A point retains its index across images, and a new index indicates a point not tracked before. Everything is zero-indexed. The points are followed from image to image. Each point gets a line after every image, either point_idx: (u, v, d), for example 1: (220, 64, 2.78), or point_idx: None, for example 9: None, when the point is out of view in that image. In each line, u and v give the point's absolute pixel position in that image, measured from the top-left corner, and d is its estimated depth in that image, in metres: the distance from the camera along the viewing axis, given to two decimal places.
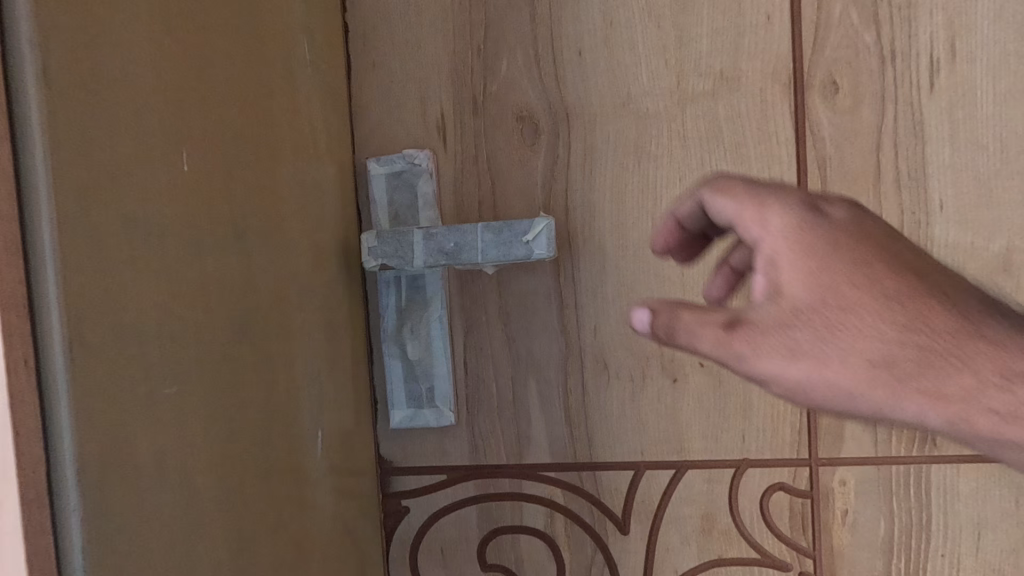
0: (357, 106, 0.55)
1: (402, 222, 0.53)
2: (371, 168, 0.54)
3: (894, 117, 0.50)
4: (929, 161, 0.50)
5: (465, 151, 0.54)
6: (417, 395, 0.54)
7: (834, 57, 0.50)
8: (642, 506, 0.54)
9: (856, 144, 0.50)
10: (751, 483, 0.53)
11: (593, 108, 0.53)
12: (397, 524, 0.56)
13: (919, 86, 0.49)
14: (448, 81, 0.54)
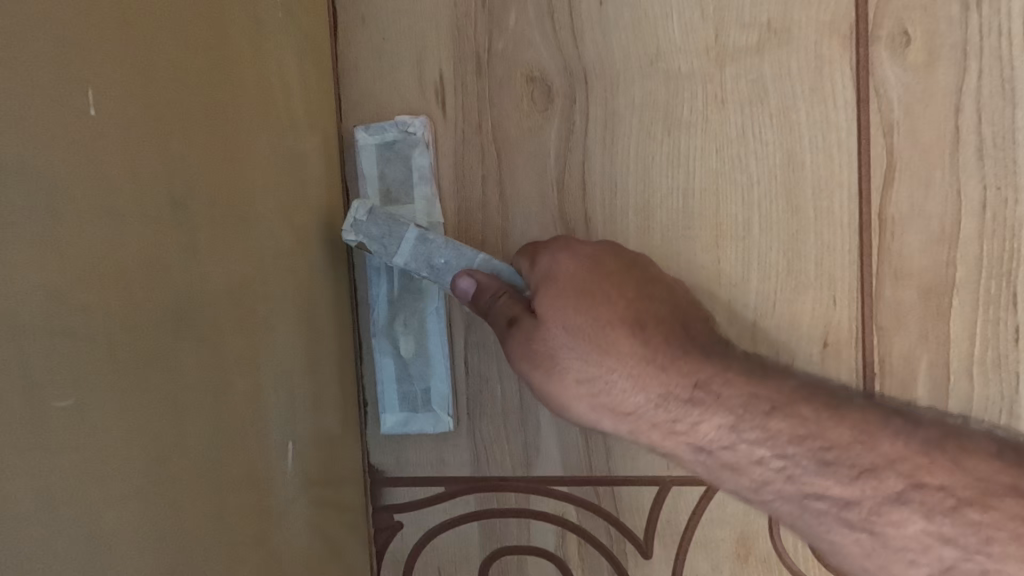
0: (345, 67, 0.48)
1: (395, 200, 0.47)
2: (359, 137, 0.47)
3: (977, 73, 0.42)
4: (1020, 126, 0.41)
5: (467, 119, 0.47)
6: (411, 397, 0.48)
7: (905, 2, 0.42)
8: (668, 527, 0.47)
9: (930, 107, 0.42)
10: None
11: (615, 67, 0.45)
12: (389, 541, 0.50)
13: (1011, 36, 0.41)
14: (448, 37, 0.47)
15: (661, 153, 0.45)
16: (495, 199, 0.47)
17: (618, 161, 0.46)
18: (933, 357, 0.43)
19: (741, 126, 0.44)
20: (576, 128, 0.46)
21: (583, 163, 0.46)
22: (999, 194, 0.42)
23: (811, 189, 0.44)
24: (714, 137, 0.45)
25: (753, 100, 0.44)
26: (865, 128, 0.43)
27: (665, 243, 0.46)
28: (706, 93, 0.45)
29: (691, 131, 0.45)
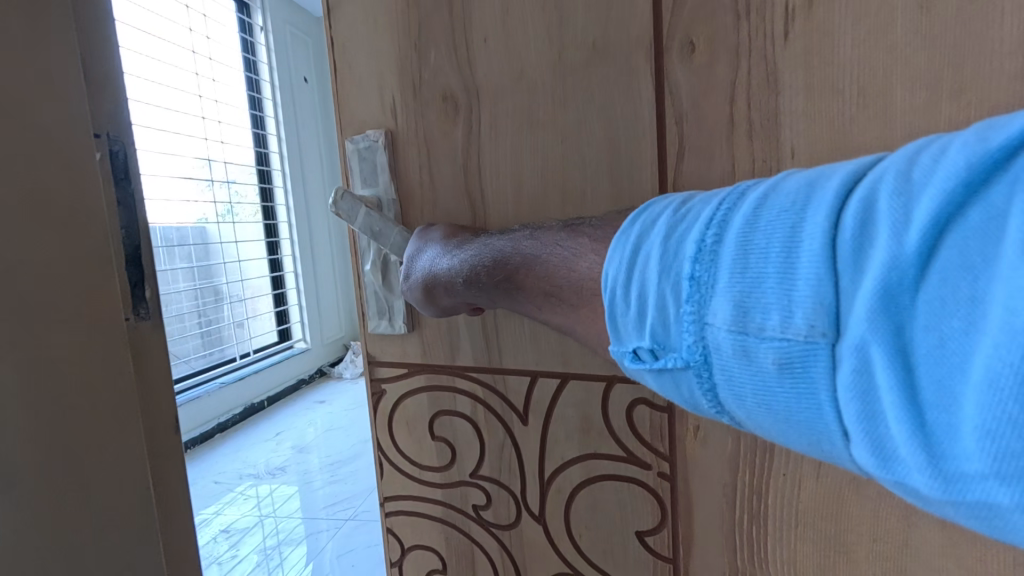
0: (341, 97, 0.74)
1: (368, 185, 0.74)
2: (349, 146, 0.74)
3: (747, 70, 0.53)
4: (781, 110, 0.52)
5: (410, 127, 0.71)
6: (382, 310, 0.76)
7: (691, 18, 0.54)
8: (538, 405, 0.69)
9: (709, 98, 0.55)
10: (620, 395, 0.64)
11: (495, 85, 0.65)
12: (379, 401, 0.80)
13: (772, 37, 0.51)
14: (397, 73, 0.70)
15: (526, 146, 0.64)
16: (426, 181, 0.71)
17: (500, 152, 0.66)
18: None
19: (578, 122, 0.61)
20: (473, 130, 0.67)
21: (479, 154, 0.67)
22: (765, 166, 0.53)
23: (626, 167, 0.59)
24: (560, 131, 0.62)
25: (586, 102, 0.60)
26: (662, 119, 0.57)
27: (531, 207, 0.65)
28: (554, 99, 0.62)
29: (545, 128, 0.63)
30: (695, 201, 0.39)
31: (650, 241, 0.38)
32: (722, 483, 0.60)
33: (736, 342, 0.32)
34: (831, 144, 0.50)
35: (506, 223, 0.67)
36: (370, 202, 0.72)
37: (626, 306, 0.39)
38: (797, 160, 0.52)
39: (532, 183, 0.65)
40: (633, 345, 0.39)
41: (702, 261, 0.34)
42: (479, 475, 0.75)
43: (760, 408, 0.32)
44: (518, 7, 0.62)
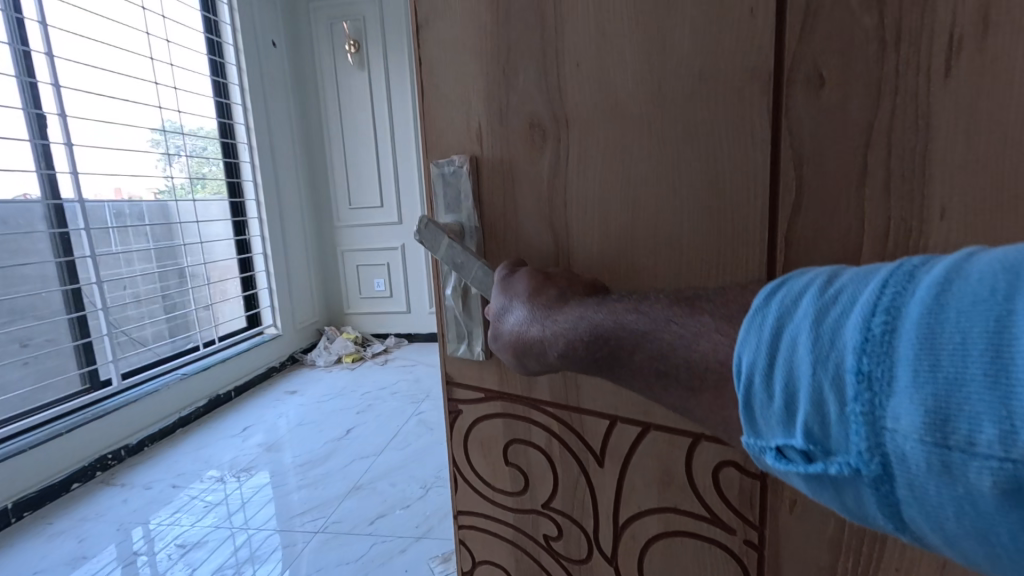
0: (424, 116, 0.72)
1: (452, 212, 0.71)
2: (434, 170, 0.72)
3: (891, 111, 0.45)
4: (931, 159, 0.44)
5: (494, 153, 0.68)
6: (461, 333, 0.74)
7: (822, 48, 0.47)
8: (615, 449, 0.66)
9: (838, 141, 0.47)
10: (705, 453, 0.60)
11: (587, 114, 0.60)
12: (455, 420, 0.80)
13: (928, 73, 0.43)
14: (483, 96, 0.67)
15: (616, 181, 0.60)
16: (512, 212, 0.68)
17: (587, 189, 0.62)
18: None
19: (679, 159, 0.56)
20: (560, 161, 0.64)
21: (565, 190, 0.64)
22: (904, 225, 0.46)
23: (734, 213, 0.54)
24: (659, 168, 0.57)
25: (688, 138, 0.55)
26: (779, 162, 0.51)
27: (622, 245, 0.61)
28: (651, 134, 0.57)
29: (641, 162, 0.58)
30: (846, 275, 0.32)
31: (795, 321, 0.32)
32: (821, 570, 0.54)
33: (935, 457, 0.26)
34: (996, 203, 0.42)
35: (591, 261, 0.64)
36: (453, 231, 0.70)
37: (765, 397, 0.33)
38: (949, 222, 0.44)
39: (620, 221, 0.61)
40: (775, 442, 0.33)
41: (873, 352, 0.28)
42: (551, 507, 0.73)
43: (970, 537, 0.26)
44: (616, 34, 0.57)
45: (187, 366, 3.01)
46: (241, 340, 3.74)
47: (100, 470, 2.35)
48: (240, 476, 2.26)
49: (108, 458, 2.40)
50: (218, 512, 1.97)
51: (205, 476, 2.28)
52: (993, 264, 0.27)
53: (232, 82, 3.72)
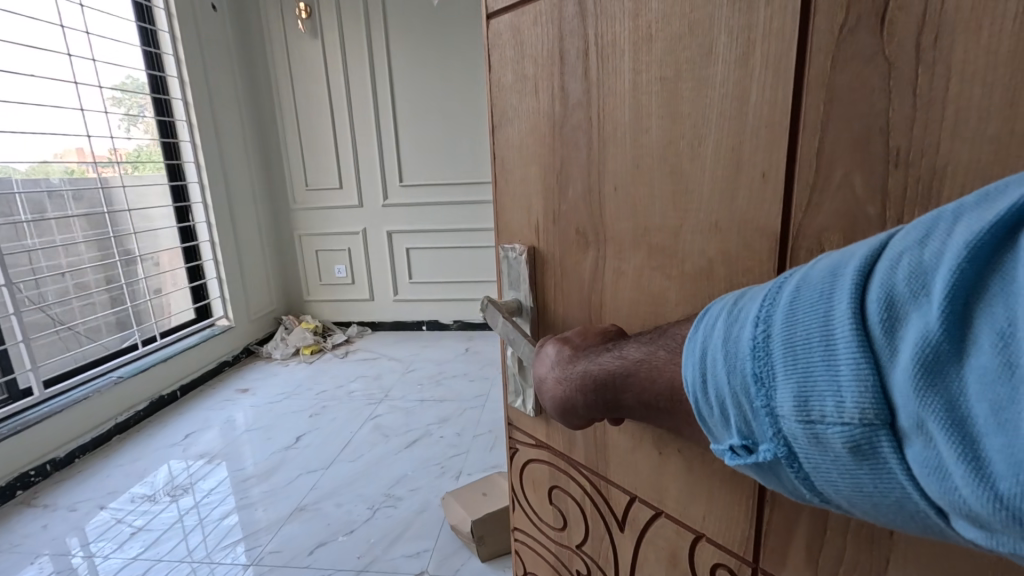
0: (498, 205, 0.81)
1: (514, 290, 0.82)
2: (503, 253, 0.82)
3: None
4: None
5: (546, 247, 0.76)
6: (519, 388, 0.87)
7: (824, 227, 0.50)
8: (633, 524, 0.75)
9: None
10: (704, 551, 0.67)
11: (615, 233, 0.66)
12: (514, 454, 0.95)
13: None
14: (541, 196, 0.74)
15: (644, 301, 0.65)
16: (556, 298, 0.76)
17: (623, 297, 0.68)
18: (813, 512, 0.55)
19: (695, 296, 0.60)
20: (601, 268, 0.69)
21: (602, 294, 0.70)
22: None
23: None
24: (686, 298, 0.61)
25: (702, 280, 0.59)
26: None
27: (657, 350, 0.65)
28: (673, 269, 0.62)
29: (666, 288, 0.63)
30: (743, 301, 0.50)
31: (712, 347, 0.49)
32: None
33: (808, 429, 0.42)
34: None
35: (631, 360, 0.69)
36: (511, 308, 0.81)
37: (709, 406, 0.50)
38: None
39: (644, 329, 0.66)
40: (726, 442, 0.50)
41: (759, 359, 0.44)
42: (583, 550, 0.85)
43: (844, 481, 0.41)
44: (647, 165, 0.61)
45: (121, 370, 2.89)
46: (191, 337, 3.60)
47: (21, 489, 2.25)
48: (180, 493, 2.20)
49: (31, 475, 2.31)
50: (170, 536, 1.93)
51: (136, 495, 2.21)
52: (818, 282, 0.43)
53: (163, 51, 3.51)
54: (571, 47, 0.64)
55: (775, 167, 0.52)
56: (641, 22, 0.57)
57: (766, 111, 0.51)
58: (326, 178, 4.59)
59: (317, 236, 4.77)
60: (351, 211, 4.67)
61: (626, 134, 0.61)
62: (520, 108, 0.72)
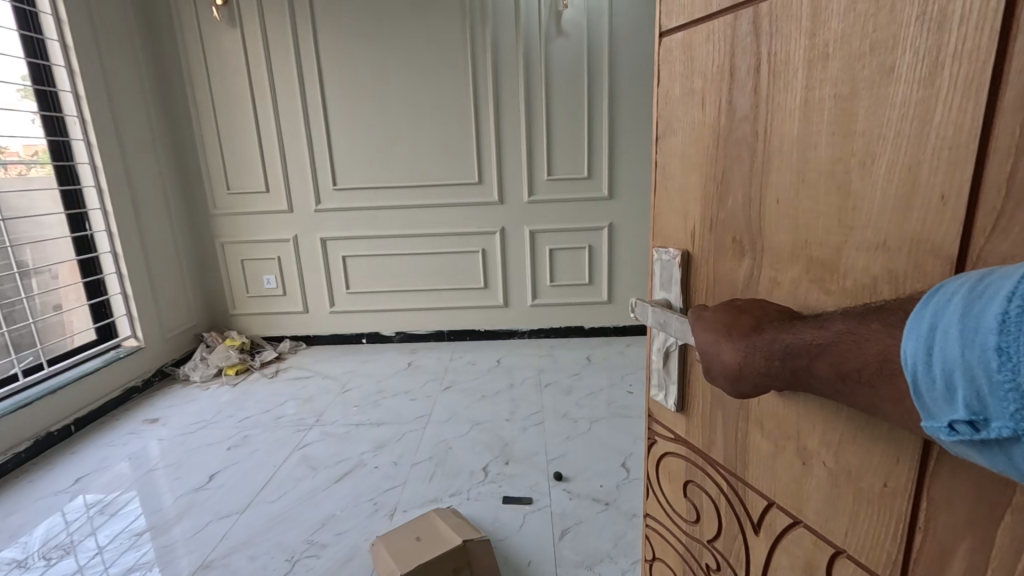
0: (656, 215, 1.02)
1: (665, 291, 1.00)
2: (656, 254, 1.02)
3: None
4: None
5: (701, 251, 0.92)
6: (662, 379, 1.04)
7: (1007, 254, 0.51)
8: (769, 527, 0.87)
9: None
10: (842, 566, 0.74)
11: (770, 239, 0.78)
12: (653, 445, 1.16)
13: None
14: (702, 202, 0.90)
15: (799, 308, 0.74)
16: (708, 298, 0.92)
17: (776, 301, 0.78)
18: (973, 546, 0.56)
19: (857, 311, 0.66)
20: (753, 273, 0.82)
21: (755, 296, 0.82)
22: None
23: None
24: (845, 313, 0.68)
25: (861, 296, 0.65)
26: None
27: None
28: (833, 282, 0.69)
29: (825, 299, 0.70)
30: (992, 277, 0.47)
31: (945, 320, 0.48)
32: None
33: None
34: None
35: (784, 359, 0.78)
36: (662, 305, 0.99)
37: (934, 381, 0.49)
38: None
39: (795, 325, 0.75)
40: (949, 419, 0.48)
41: (1009, 337, 0.43)
42: (715, 541, 1.01)
43: None
44: (814, 177, 0.70)
45: None
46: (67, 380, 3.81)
47: None
48: None
49: None
50: None
51: None
52: None
53: (58, 64, 4.11)
54: (743, 64, 0.78)
55: (955, 191, 0.54)
56: (818, 43, 0.66)
57: (949, 132, 0.54)
58: (251, 183, 5.42)
59: (242, 244, 5.62)
60: (281, 215, 5.50)
61: (795, 147, 0.71)
62: (684, 121, 0.91)
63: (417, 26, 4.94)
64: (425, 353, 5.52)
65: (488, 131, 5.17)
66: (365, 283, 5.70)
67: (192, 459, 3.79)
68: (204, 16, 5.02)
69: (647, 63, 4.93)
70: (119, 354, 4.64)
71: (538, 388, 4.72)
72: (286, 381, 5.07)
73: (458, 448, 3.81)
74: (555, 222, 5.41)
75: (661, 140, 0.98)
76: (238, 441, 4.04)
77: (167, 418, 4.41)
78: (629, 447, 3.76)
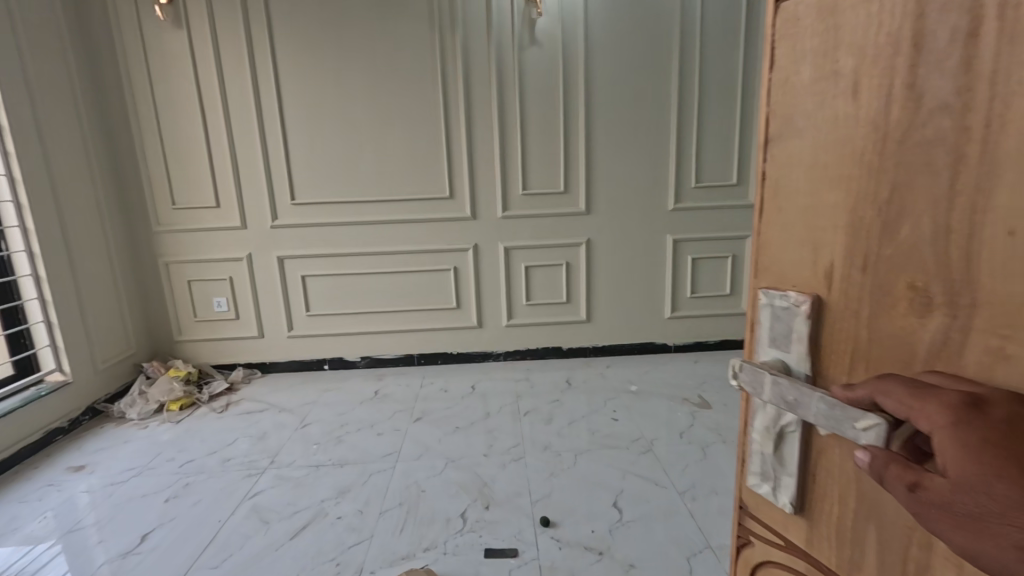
0: (764, 246, 0.78)
1: (778, 350, 0.75)
2: (762, 298, 0.78)
3: None
4: None
5: (848, 304, 0.65)
6: (769, 468, 0.78)
7: None
8: None
9: None
10: None
11: (992, 293, 0.51)
12: (746, 547, 0.88)
13: None
14: (848, 233, 0.65)
15: None
16: (858, 365, 0.65)
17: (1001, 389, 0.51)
18: None
19: None
20: (952, 338, 0.55)
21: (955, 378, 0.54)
22: None
23: None
24: None
25: None
26: None
27: None
28: None
29: None
30: None
31: None
32: None
33: None
34: None
35: None
36: (777, 368, 0.74)
37: None
38: None
39: None
40: None
41: None
42: None
43: None
44: None
45: None
46: None
47: None
48: None
49: None
50: None
51: None
52: None
53: None
54: (941, 29, 0.52)
55: None
56: None
57: None
58: (200, 198, 4.95)
59: (187, 264, 5.11)
60: (233, 232, 5.03)
61: None
62: (813, 117, 0.67)
63: (382, 34, 4.64)
64: (392, 380, 5.11)
65: (459, 144, 4.86)
66: (326, 305, 5.26)
67: (121, 516, 3.29)
68: (146, 15, 4.57)
69: (623, 76, 4.76)
70: (38, 391, 4.06)
71: (517, 417, 4.40)
72: (237, 417, 4.57)
73: (431, 491, 3.45)
74: (531, 238, 5.13)
75: (771, 147, 0.75)
76: (177, 491, 3.55)
77: (94, 465, 3.85)
78: (618, 485, 3.47)
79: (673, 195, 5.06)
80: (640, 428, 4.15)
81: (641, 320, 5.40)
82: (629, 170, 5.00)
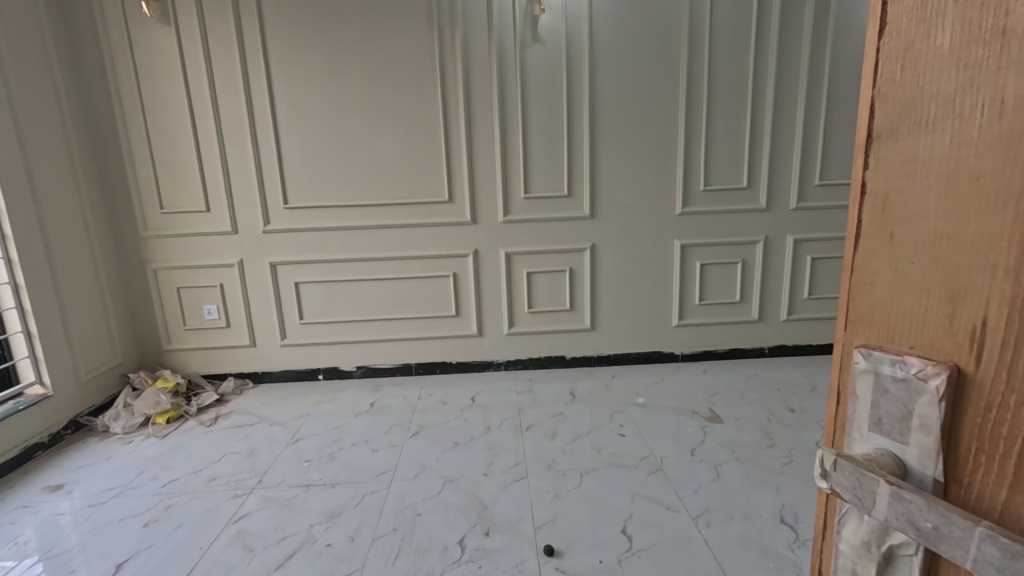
0: (861, 284, 0.59)
1: (885, 439, 0.56)
2: (860, 358, 0.58)
3: None
4: None
5: (1009, 386, 0.46)
6: None
7: None
8: None
9: None
10: None
11: None
12: None
13: None
14: (1008, 280, 0.45)
15: None
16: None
17: None
18: None
19: None
20: None
21: None
22: None
23: None
24: None
25: None
26: None
27: None
28: None
29: None
30: None
31: None
32: None
33: None
34: None
35: None
36: (888, 467, 0.54)
37: None
38: None
39: None
40: None
41: None
42: None
43: None
44: None
45: None
46: None
47: None
48: None
49: None
50: None
51: None
52: None
53: None
54: None
55: None
56: None
57: None
58: (188, 201, 4.73)
59: (176, 271, 4.89)
60: (223, 237, 4.81)
61: None
62: (949, 113, 0.48)
63: (378, 32, 4.42)
64: (388, 391, 4.89)
65: (457, 145, 4.65)
66: (320, 312, 5.04)
67: (96, 543, 3.06)
68: (131, 11, 4.36)
69: (630, 75, 4.54)
70: (16, 406, 3.84)
71: (520, 432, 4.17)
72: (226, 430, 4.35)
73: (428, 516, 3.21)
74: (533, 243, 4.91)
75: (878, 148, 0.55)
76: (158, 514, 3.31)
77: (73, 485, 3.63)
78: (627, 509, 3.22)
79: (680, 198, 4.82)
80: (650, 444, 3.91)
81: (649, 328, 5.16)
82: (636, 172, 4.76)
